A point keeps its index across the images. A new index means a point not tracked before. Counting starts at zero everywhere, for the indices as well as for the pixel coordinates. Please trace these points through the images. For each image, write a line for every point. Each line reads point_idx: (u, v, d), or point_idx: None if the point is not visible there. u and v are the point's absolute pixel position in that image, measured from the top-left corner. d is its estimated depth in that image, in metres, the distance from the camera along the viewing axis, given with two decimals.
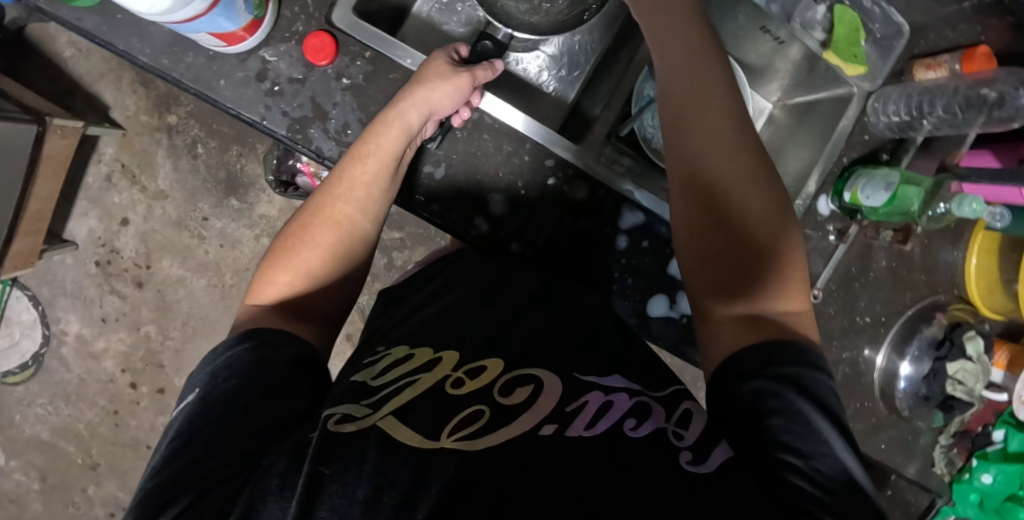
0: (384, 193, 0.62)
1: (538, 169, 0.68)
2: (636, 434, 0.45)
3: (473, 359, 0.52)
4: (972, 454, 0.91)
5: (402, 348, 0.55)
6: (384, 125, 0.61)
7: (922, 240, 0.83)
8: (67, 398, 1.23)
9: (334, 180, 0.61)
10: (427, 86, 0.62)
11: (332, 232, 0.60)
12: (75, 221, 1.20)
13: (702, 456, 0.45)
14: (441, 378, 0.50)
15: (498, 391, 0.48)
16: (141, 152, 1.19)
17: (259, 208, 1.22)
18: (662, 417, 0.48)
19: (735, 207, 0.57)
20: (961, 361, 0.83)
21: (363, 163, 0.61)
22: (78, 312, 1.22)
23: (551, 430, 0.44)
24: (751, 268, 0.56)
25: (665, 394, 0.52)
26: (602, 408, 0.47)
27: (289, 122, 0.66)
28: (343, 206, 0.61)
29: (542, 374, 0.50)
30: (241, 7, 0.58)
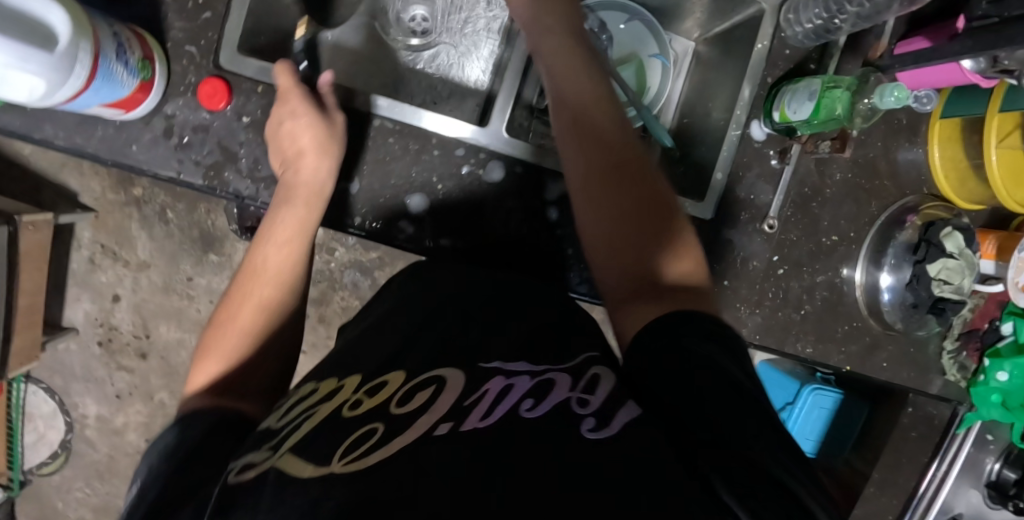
0: (302, 263, 0.64)
1: (449, 161, 0.68)
2: (533, 414, 0.44)
3: (376, 375, 0.52)
4: (984, 355, 0.88)
5: (310, 386, 0.56)
6: (292, 199, 0.63)
7: (877, 145, 0.80)
8: (101, 477, 1.28)
9: (254, 262, 0.63)
10: (308, 152, 0.63)
11: (258, 312, 0.61)
12: (70, 308, 1.24)
13: (604, 421, 0.43)
14: (341, 404, 0.49)
15: (396, 401, 0.48)
16: (117, 229, 1.23)
17: (237, 256, 1.25)
18: (567, 386, 0.47)
19: (629, 199, 0.59)
20: (941, 260, 0.78)
21: (284, 244, 0.63)
22: (93, 393, 1.26)
23: (446, 428, 0.43)
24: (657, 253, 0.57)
25: (572, 360, 0.51)
26: (499, 395, 0.46)
27: (203, 171, 0.67)
28: (264, 289, 0.63)
29: (446, 375, 0.49)
30: (122, 73, 0.59)
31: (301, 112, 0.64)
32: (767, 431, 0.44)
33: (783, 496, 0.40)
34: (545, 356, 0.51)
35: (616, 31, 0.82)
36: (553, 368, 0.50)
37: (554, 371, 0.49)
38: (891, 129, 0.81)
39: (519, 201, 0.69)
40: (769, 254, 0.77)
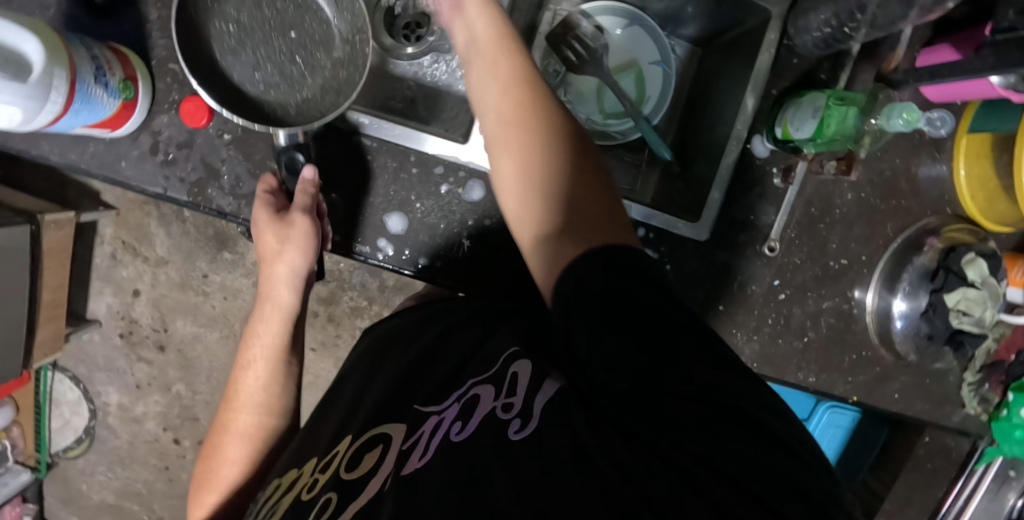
0: (281, 379, 0.67)
1: (427, 179, 0.68)
2: (460, 437, 0.46)
3: (329, 448, 0.55)
4: (1008, 388, 0.81)
5: (274, 483, 0.58)
6: (264, 318, 0.66)
7: (893, 162, 0.75)
8: (122, 462, 1.34)
9: (231, 393, 0.67)
10: (278, 258, 0.64)
11: (242, 443, 0.66)
12: (93, 301, 1.29)
13: (528, 412, 0.45)
14: (297, 493, 0.52)
15: (346, 466, 0.50)
16: (136, 226, 1.27)
17: (250, 255, 1.28)
18: (491, 397, 0.49)
19: (536, 127, 0.51)
20: (961, 290, 0.71)
21: (251, 370, 0.67)
22: (115, 383, 1.31)
23: (391, 481, 0.45)
24: (575, 186, 0.50)
25: (494, 365, 0.52)
26: (432, 433, 0.48)
27: (188, 187, 0.69)
28: (241, 417, 0.66)
29: (391, 428, 0.51)
30: (101, 94, 0.62)
31: (261, 227, 0.63)
32: (701, 348, 0.43)
33: (722, 417, 0.40)
34: (478, 376, 0.52)
35: (614, 37, 0.79)
36: (477, 380, 0.52)
37: (478, 384, 0.51)
38: (911, 146, 0.75)
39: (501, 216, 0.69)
40: (768, 278, 0.74)
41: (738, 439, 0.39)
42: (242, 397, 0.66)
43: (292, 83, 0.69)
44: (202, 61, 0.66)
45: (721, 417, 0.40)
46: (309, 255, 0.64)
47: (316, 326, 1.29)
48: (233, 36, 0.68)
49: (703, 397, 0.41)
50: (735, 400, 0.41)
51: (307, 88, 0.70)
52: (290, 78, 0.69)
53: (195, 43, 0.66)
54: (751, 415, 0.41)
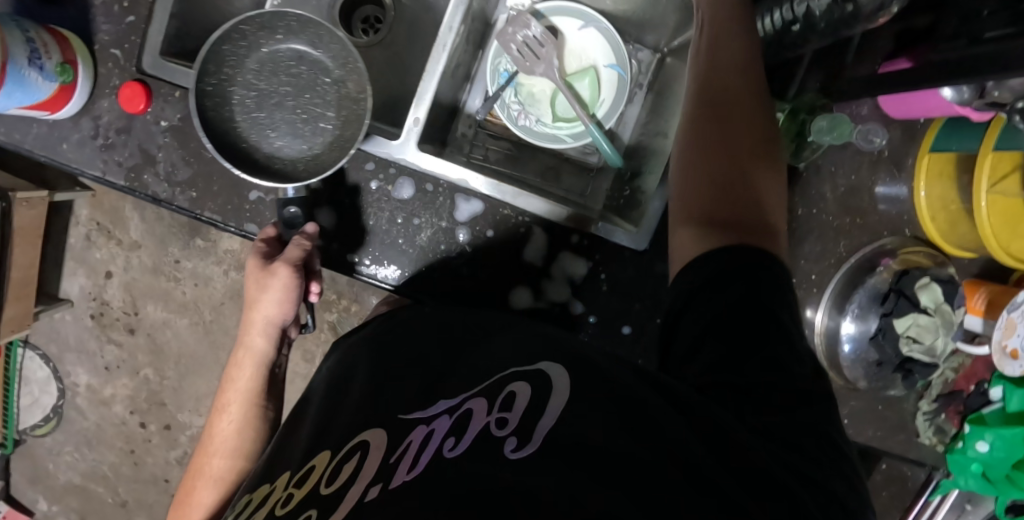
0: (256, 422, 0.65)
1: (357, 172, 0.66)
2: (455, 452, 0.41)
3: (305, 461, 0.49)
4: (965, 420, 0.78)
5: (245, 498, 0.51)
6: (238, 363, 0.66)
7: (847, 179, 0.72)
8: (89, 444, 1.34)
9: (206, 438, 0.65)
10: (256, 307, 0.63)
11: (212, 487, 0.62)
12: (67, 282, 1.30)
13: (527, 434, 0.41)
14: (268, 510, 0.46)
15: (325, 480, 0.45)
16: (112, 209, 1.28)
17: (223, 243, 1.28)
18: (484, 411, 0.45)
19: (717, 105, 0.55)
20: (912, 315, 0.70)
21: (226, 412, 0.65)
22: (85, 364, 1.32)
23: (375, 492, 0.40)
24: (757, 175, 0.52)
25: (489, 379, 0.48)
26: (422, 444, 0.43)
27: (125, 172, 0.69)
28: (214, 460, 0.63)
29: (369, 435, 0.47)
30: (36, 78, 0.61)
31: (258, 287, 0.62)
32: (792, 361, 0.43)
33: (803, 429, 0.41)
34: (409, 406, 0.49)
35: (570, 38, 0.77)
36: (469, 394, 0.48)
37: (471, 398, 0.47)
38: (869, 163, 0.73)
39: (430, 215, 0.66)
40: None
41: (806, 452, 0.40)
42: (216, 441, 0.63)
43: (301, 140, 0.66)
44: (220, 122, 0.64)
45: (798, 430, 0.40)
46: (286, 305, 0.63)
47: None
48: (250, 98, 0.66)
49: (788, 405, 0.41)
50: (808, 412, 0.41)
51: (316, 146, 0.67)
52: (301, 136, 0.67)
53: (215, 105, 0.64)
54: (821, 431, 0.41)
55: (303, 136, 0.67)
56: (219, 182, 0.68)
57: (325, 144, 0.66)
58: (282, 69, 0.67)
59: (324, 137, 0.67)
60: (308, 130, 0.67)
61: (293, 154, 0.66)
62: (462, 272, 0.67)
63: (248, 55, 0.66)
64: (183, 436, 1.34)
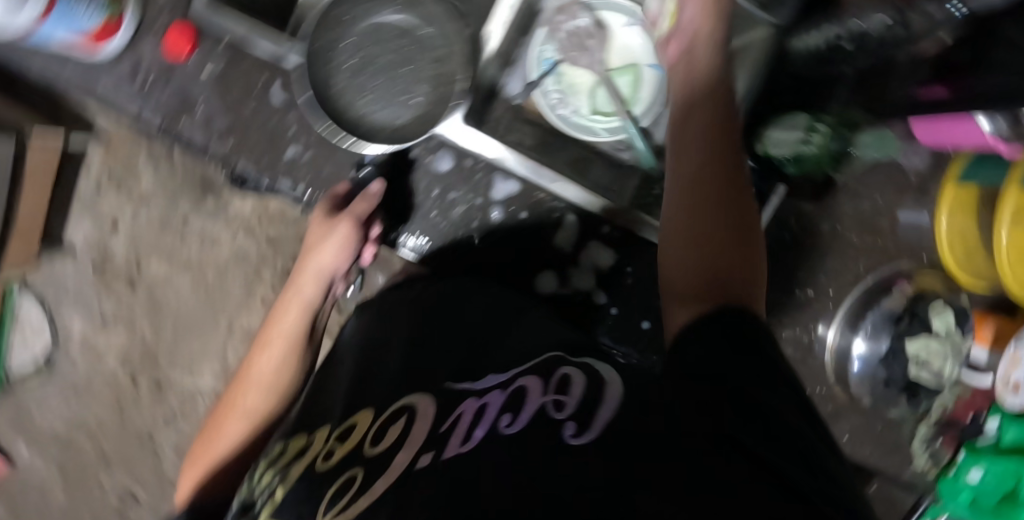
0: (292, 366, 0.66)
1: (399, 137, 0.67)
2: (510, 430, 0.46)
3: (346, 418, 0.56)
4: (960, 447, 0.79)
5: (277, 447, 0.57)
6: (284, 306, 0.66)
7: (874, 200, 0.74)
8: (77, 394, 1.33)
9: (243, 372, 0.67)
10: (315, 252, 0.65)
11: (241, 421, 0.65)
12: (71, 227, 1.28)
13: (585, 422, 0.44)
14: (311, 461, 0.52)
15: (370, 441, 0.51)
16: (125, 159, 1.26)
17: (233, 205, 1.27)
18: (539, 392, 0.50)
19: (680, 170, 0.51)
20: (923, 337, 0.71)
21: (265, 352, 0.66)
22: (81, 312, 1.31)
23: (427, 460, 0.46)
24: (732, 240, 0.48)
25: (538, 358, 0.54)
26: (474, 417, 0.49)
27: (163, 114, 0.69)
28: (248, 396, 0.65)
29: (416, 401, 0.53)
30: (83, 11, 0.60)
31: (319, 241, 0.65)
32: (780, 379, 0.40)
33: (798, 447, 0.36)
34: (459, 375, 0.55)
35: (616, 32, 0.77)
36: (519, 371, 0.54)
37: (522, 375, 0.53)
38: (895, 188, 0.74)
39: (467, 190, 0.67)
40: None
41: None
42: (253, 378, 0.64)
43: (393, 111, 0.67)
44: (321, 83, 0.65)
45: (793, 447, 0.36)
46: (343, 256, 0.65)
47: None
48: (353, 62, 0.67)
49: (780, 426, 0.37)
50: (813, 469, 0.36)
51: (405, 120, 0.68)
52: (392, 107, 0.67)
53: (316, 60, 0.65)
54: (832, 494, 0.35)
55: (396, 106, 0.67)
56: (256, 133, 0.68)
57: (415, 120, 0.66)
58: (387, 40, 0.68)
59: (415, 112, 0.67)
60: (402, 102, 0.67)
61: (383, 124, 0.67)
62: (492, 252, 0.68)
63: (360, 19, 0.67)
64: (173, 395, 1.33)
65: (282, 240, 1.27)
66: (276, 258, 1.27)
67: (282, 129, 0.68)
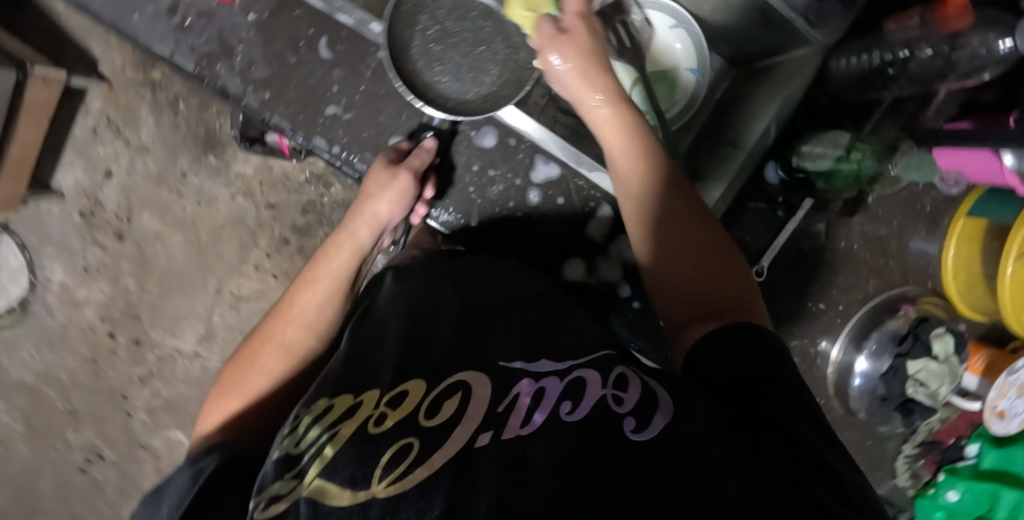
0: (337, 304, 0.67)
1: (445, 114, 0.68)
2: (572, 417, 0.49)
3: (396, 383, 0.55)
4: (940, 469, 0.83)
5: (320, 401, 0.54)
6: (336, 245, 0.69)
7: (889, 223, 0.77)
8: (50, 344, 1.29)
9: (285, 306, 0.67)
10: (372, 200, 0.67)
11: (280, 356, 0.64)
12: (62, 172, 1.24)
13: (645, 418, 0.48)
14: (365, 418, 0.51)
15: (425, 412, 0.51)
16: (126, 107, 1.22)
17: (235, 166, 1.24)
18: (598, 383, 0.52)
19: (672, 223, 0.60)
20: (924, 360, 0.74)
21: (312, 286, 0.67)
22: (63, 261, 1.26)
23: (487, 439, 0.48)
24: (717, 265, 0.59)
25: (592, 356, 0.56)
26: (534, 400, 0.51)
27: (197, 57, 0.68)
28: (291, 330, 0.65)
29: (472, 379, 0.54)
30: None
31: (377, 188, 0.66)
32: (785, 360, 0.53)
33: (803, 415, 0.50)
34: (509, 355, 0.57)
35: (659, 34, 0.79)
36: (576, 363, 0.55)
37: (579, 367, 0.54)
38: (910, 213, 0.77)
39: (506, 169, 0.68)
40: None
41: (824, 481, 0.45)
42: (297, 310, 0.65)
43: (463, 85, 0.69)
44: (399, 48, 0.67)
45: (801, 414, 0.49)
46: (401, 206, 0.67)
47: (284, 255, 1.25)
48: (432, 31, 0.68)
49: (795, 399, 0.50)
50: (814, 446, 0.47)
51: (472, 95, 0.69)
52: (461, 82, 0.69)
53: (397, 25, 0.66)
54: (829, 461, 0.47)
55: (465, 82, 0.69)
56: (295, 90, 0.67)
57: (483, 99, 0.68)
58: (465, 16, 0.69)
59: (484, 91, 0.69)
60: (471, 79, 0.69)
61: (451, 98, 0.69)
62: (524, 232, 0.69)
63: None
64: (151, 355, 1.29)
65: (282, 207, 1.24)
66: (274, 224, 1.25)
67: (324, 87, 0.67)
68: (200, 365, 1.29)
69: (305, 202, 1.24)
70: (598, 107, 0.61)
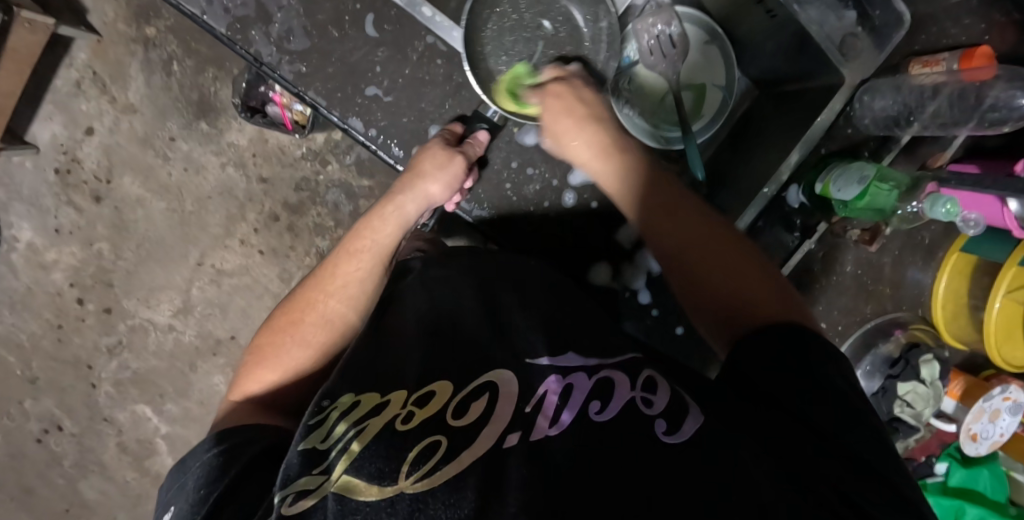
0: (377, 281, 0.68)
1: (484, 104, 0.70)
2: (601, 418, 0.48)
3: (423, 382, 0.53)
4: (910, 483, 0.88)
5: (346, 397, 0.53)
6: (382, 218, 0.69)
7: (894, 252, 0.79)
8: (11, 306, 1.22)
9: (326, 276, 0.67)
10: (425, 180, 0.68)
11: (322, 331, 0.66)
12: (38, 125, 1.16)
13: (677, 423, 0.48)
14: (390, 418, 0.50)
15: (452, 413, 0.50)
16: (115, 62, 1.16)
17: (228, 135, 1.19)
18: (627, 385, 0.51)
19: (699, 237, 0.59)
20: (912, 383, 0.80)
21: (356, 258, 0.68)
22: (33, 219, 1.19)
23: (516, 439, 0.47)
24: (740, 274, 0.57)
25: (620, 356, 0.55)
26: (562, 398, 0.50)
27: (230, 20, 0.67)
28: (333, 303, 0.66)
29: (495, 377, 0.52)
30: None
31: (428, 174, 0.67)
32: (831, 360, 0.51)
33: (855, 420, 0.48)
34: (536, 351, 0.55)
35: (694, 46, 0.83)
36: (602, 362, 0.54)
37: (606, 368, 0.53)
38: (912, 245, 0.80)
39: (545, 169, 0.71)
40: None
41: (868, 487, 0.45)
42: (341, 284, 0.66)
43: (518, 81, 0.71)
44: (474, 33, 0.69)
45: (851, 419, 0.48)
46: (448, 191, 0.68)
47: (273, 231, 1.22)
48: (508, 20, 0.71)
49: (841, 399, 0.48)
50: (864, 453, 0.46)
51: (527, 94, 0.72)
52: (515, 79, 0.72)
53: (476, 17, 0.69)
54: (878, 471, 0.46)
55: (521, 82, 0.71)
56: (336, 66, 0.68)
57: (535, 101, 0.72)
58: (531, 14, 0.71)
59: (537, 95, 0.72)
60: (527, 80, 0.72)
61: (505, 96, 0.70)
62: (553, 232, 0.72)
63: None
64: (121, 325, 1.23)
65: (275, 182, 1.20)
66: (264, 198, 1.21)
67: (365, 66, 0.68)
68: (174, 338, 1.24)
69: (299, 179, 1.20)
70: (601, 157, 0.65)
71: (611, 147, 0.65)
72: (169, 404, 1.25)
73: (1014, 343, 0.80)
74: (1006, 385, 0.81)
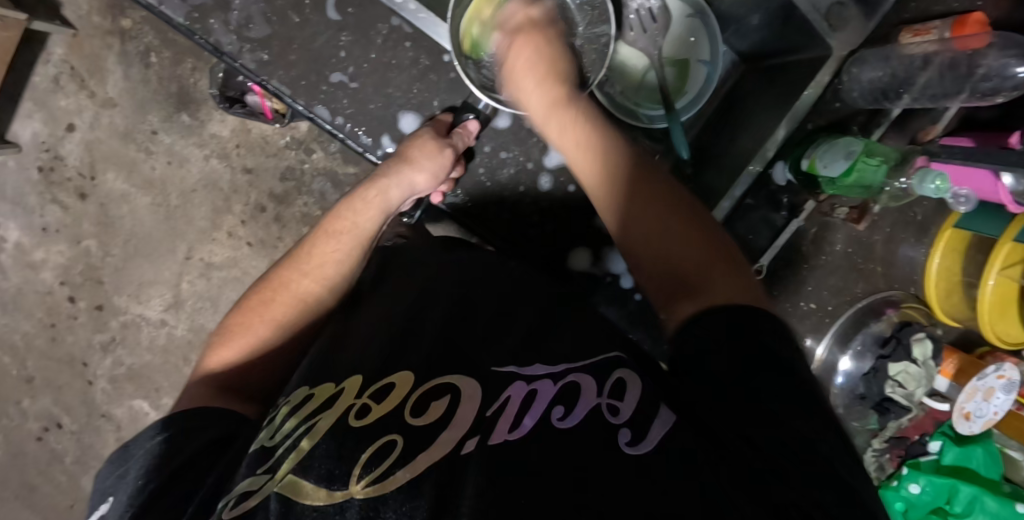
0: (356, 263, 0.68)
1: (457, 87, 0.69)
2: (564, 424, 0.46)
3: (381, 376, 0.53)
4: (904, 462, 0.87)
5: (302, 391, 0.55)
6: (365, 200, 0.67)
7: (885, 229, 0.77)
8: (4, 307, 1.22)
9: (303, 256, 0.66)
10: (413, 167, 0.66)
11: (289, 309, 0.65)
12: (18, 123, 1.16)
13: (642, 431, 0.45)
14: (344, 409, 0.51)
15: (409, 409, 0.49)
16: (91, 57, 1.14)
17: (210, 126, 1.17)
18: (593, 390, 0.48)
19: (646, 190, 0.53)
20: (904, 363, 0.78)
21: (337, 239, 0.67)
22: (20, 219, 1.19)
23: (473, 445, 0.45)
24: (678, 230, 0.51)
25: (592, 357, 0.52)
26: (524, 403, 0.48)
27: (188, 9, 0.65)
28: (306, 283, 0.65)
29: (457, 380, 0.51)
30: None
31: (419, 164, 0.66)
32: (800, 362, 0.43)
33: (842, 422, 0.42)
34: (502, 358, 0.53)
35: (675, 22, 0.80)
36: (571, 367, 0.52)
37: (573, 371, 0.51)
38: (902, 220, 0.78)
39: (519, 152, 0.70)
40: None
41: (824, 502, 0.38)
42: (317, 264, 0.65)
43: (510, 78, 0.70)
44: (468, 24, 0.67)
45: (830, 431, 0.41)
46: (435, 181, 0.68)
47: (259, 222, 1.20)
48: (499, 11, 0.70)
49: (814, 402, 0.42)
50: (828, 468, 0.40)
51: None
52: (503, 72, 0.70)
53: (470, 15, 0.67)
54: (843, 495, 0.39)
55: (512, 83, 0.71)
56: (299, 53, 0.67)
57: None
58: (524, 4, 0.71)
59: None
60: None
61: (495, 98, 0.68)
62: (531, 220, 0.71)
63: None
64: (113, 321, 1.23)
65: (260, 172, 1.18)
66: (249, 190, 1.19)
67: (329, 52, 0.67)
68: (167, 333, 1.23)
69: (284, 168, 1.18)
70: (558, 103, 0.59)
71: (567, 109, 0.58)
72: (164, 399, 1.25)
73: (1008, 321, 0.78)
74: (1000, 363, 0.79)
